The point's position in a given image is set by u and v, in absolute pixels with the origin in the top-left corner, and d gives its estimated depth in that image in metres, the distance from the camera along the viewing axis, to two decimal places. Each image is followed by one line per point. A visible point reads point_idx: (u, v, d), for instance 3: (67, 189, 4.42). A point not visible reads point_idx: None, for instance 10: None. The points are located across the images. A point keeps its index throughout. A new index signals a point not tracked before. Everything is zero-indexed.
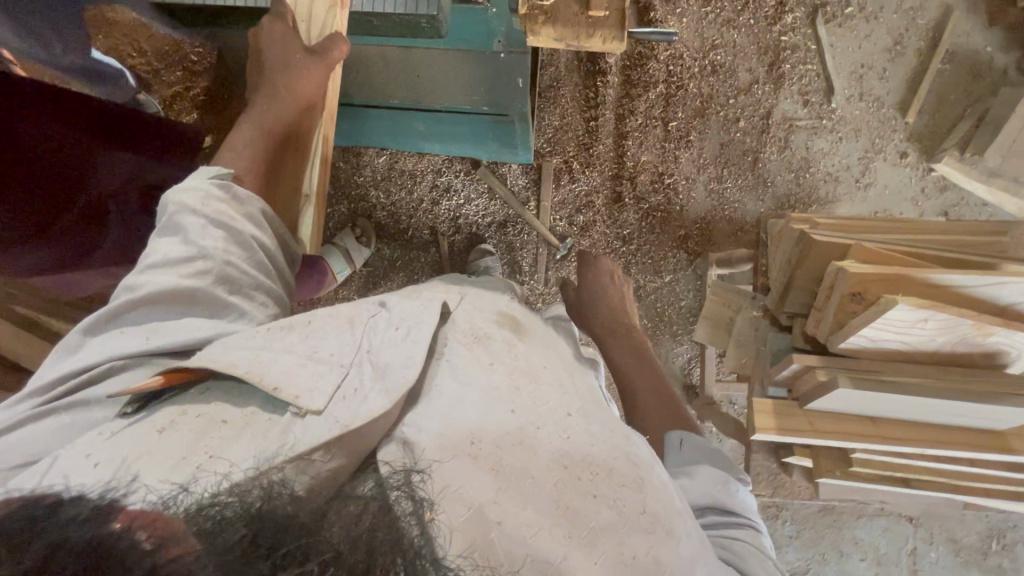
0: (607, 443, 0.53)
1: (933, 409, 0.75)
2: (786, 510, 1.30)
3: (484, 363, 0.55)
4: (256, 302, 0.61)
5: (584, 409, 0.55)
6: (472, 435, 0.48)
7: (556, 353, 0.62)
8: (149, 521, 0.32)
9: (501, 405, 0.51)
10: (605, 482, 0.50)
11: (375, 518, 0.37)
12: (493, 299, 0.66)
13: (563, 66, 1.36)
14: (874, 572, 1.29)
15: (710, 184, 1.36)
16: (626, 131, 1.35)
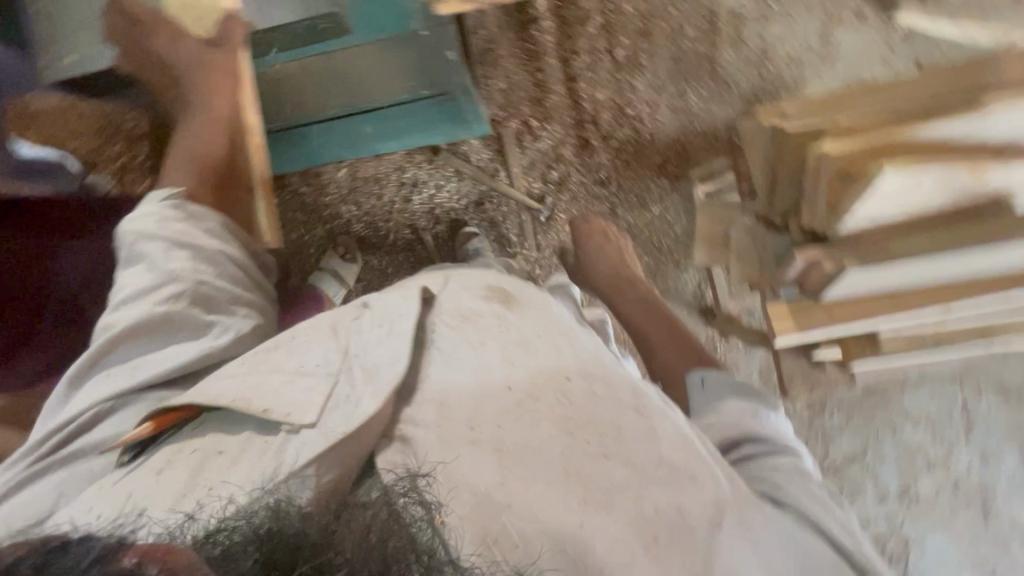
0: (612, 398, 0.53)
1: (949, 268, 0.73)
2: (829, 401, 1.30)
3: (473, 341, 0.55)
4: (237, 315, 0.67)
5: (583, 368, 0.55)
6: (469, 423, 0.49)
7: (552, 316, 0.60)
8: (155, 552, 0.34)
9: (496, 386, 0.51)
10: (614, 440, 0.50)
11: (385, 523, 0.39)
12: (476, 272, 0.65)
13: (494, 26, 1.30)
14: (930, 436, 1.29)
15: (675, 103, 1.31)
16: (575, 74, 1.31)
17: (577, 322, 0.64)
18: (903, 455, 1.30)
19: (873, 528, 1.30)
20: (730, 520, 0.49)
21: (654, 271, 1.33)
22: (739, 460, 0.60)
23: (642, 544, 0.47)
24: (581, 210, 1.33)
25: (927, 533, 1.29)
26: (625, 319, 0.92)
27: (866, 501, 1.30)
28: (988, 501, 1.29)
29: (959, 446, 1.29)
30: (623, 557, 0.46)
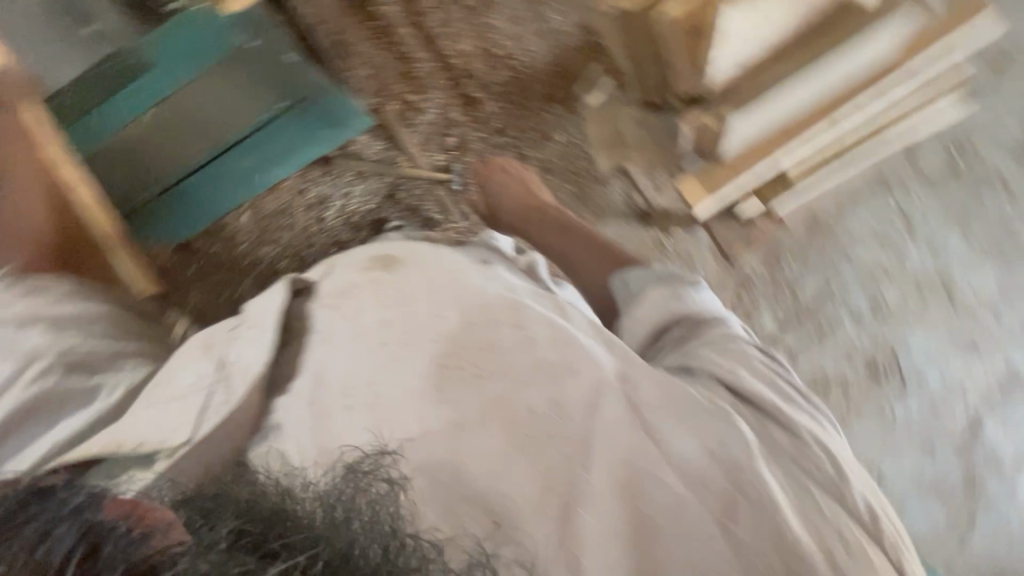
0: (481, 319, 0.55)
1: None
2: (782, 252, 1.37)
3: (345, 313, 0.56)
4: (121, 368, 0.71)
5: (451, 300, 0.56)
6: (356, 388, 0.51)
7: (441, 265, 0.60)
8: (134, 516, 0.39)
9: (371, 349, 0.53)
10: (486, 358, 0.52)
11: (356, 504, 0.42)
12: (357, 250, 0.65)
13: (337, 19, 1.28)
14: (880, 248, 1.38)
15: (539, 27, 1.30)
16: (432, 35, 1.28)
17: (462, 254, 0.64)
18: (865, 274, 1.38)
19: (861, 350, 1.37)
20: (596, 398, 0.51)
21: (580, 192, 1.32)
22: (661, 341, 0.67)
23: (512, 449, 0.49)
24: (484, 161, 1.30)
25: (912, 334, 1.37)
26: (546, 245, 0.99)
27: (844, 326, 1.37)
28: (948, 284, 1.37)
29: (910, 247, 1.38)
30: (492, 466, 0.48)
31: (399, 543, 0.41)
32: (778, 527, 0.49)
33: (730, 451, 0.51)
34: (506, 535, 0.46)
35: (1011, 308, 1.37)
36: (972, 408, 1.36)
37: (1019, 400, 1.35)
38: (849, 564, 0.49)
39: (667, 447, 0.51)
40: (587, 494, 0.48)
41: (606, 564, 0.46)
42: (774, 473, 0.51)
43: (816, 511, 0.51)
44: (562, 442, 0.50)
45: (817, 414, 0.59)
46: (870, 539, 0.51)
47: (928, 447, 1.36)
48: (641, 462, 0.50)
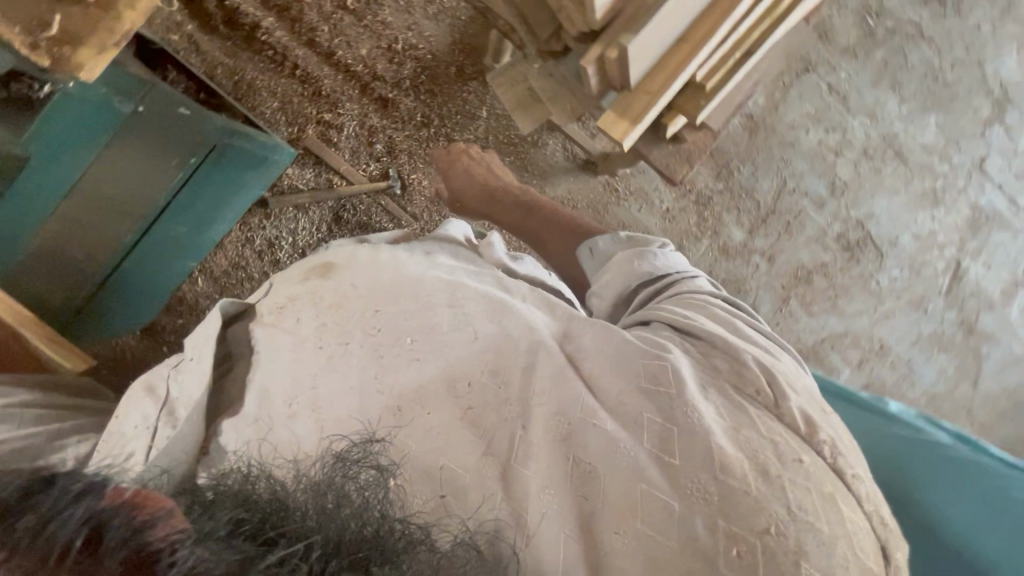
0: (422, 306, 0.58)
1: None
2: (731, 159, 1.41)
3: (287, 326, 0.58)
4: (70, 444, 0.62)
5: (392, 295, 0.58)
6: (311, 392, 0.53)
7: (375, 266, 0.61)
8: (133, 504, 0.37)
9: (317, 353, 0.55)
10: (423, 340, 0.56)
11: (347, 494, 0.43)
12: (292, 266, 0.65)
13: (225, 58, 1.21)
14: (821, 128, 1.43)
15: (428, 9, 1.26)
16: (328, 48, 1.24)
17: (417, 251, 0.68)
18: (814, 156, 1.43)
19: (831, 231, 1.45)
20: (531, 356, 0.55)
21: (523, 162, 1.36)
22: (632, 303, 0.71)
23: (460, 421, 0.52)
24: (424, 161, 1.33)
25: (873, 199, 1.46)
26: (509, 220, 1.00)
27: (811, 216, 1.45)
28: (895, 146, 1.45)
29: (848, 118, 1.43)
30: (440, 442, 0.51)
31: (388, 526, 0.42)
32: (706, 444, 0.50)
33: (656, 380, 0.53)
34: (453, 504, 0.49)
35: (949, 149, 1.47)
36: (942, 252, 1.49)
37: (972, 231, 1.49)
38: (781, 471, 0.49)
39: (601, 390, 0.54)
40: (525, 450, 0.51)
41: (543, 509, 0.49)
42: (700, 394, 0.53)
43: (749, 425, 0.51)
44: (504, 406, 0.53)
45: (766, 346, 0.59)
46: (807, 448, 0.51)
47: (917, 302, 1.50)
48: (574, 411, 0.52)
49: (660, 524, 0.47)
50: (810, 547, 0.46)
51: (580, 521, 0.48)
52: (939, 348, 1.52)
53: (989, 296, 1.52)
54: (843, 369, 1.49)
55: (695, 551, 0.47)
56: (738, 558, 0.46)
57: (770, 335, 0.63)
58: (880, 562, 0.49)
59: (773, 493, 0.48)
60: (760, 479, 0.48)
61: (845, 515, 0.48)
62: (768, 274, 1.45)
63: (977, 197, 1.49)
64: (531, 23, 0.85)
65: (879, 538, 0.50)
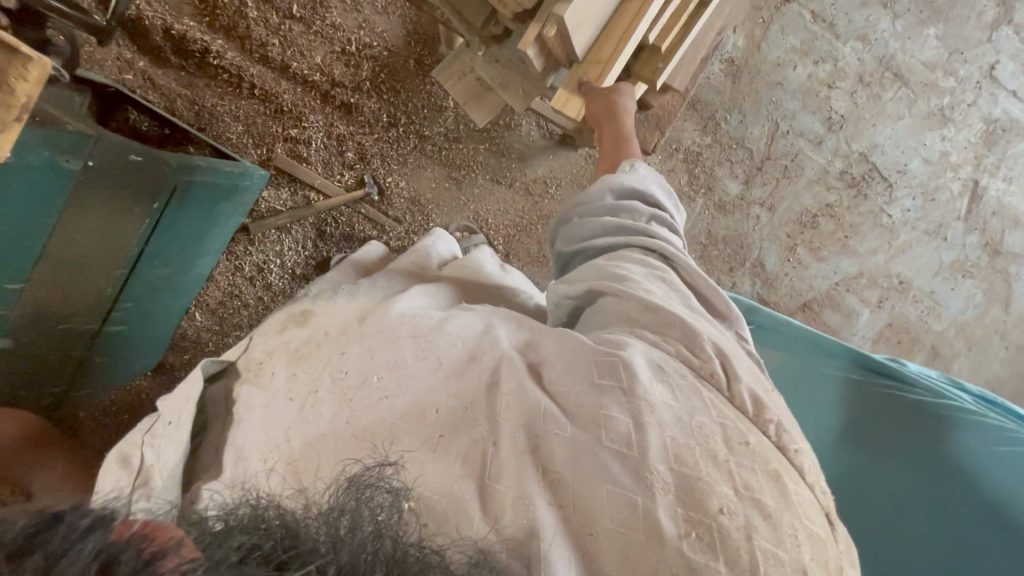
0: (387, 340, 0.56)
1: None
2: (717, 110, 1.33)
3: (266, 376, 0.56)
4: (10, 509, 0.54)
5: (358, 336, 0.57)
6: (286, 445, 0.49)
7: (343, 310, 0.64)
8: (143, 536, 0.32)
9: (288, 407, 0.52)
10: (390, 377, 0.52)
11: (364, 519, 0.40)
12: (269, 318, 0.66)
13: (181, 88, 1.18)
14: (809, 60, 1.33)
15: (376, 2, 1.23)
16: (281, 60, 1.20)
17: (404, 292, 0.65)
18: (805, 93, 1.35)
19: (833, 169, 1.38)
20: (495, 370, 0.53)
21: (499, 147, 1.33)
22: (618, 217, 0.69)
23: (435, 446, 0.49)
24: (398, 161, 1.29)
25: (875, 129, 1.37)
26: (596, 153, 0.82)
27: (810, 156, 1.37)
28: (893, 68, 1.35)
29: (839, 46, 1.33)
30: (420, 468, 0.48)
31: (404, 550, 0.39)
32: (660, 432, 0.48)
33: (609, 374, 0.51)
34: (451, 523, 0.45)
35: (952, 62, 1.36)
36: (958, 173, 1.40)
37: (982, 148, 1.40)
38: (729, 454, 0.48)
39: (562, 395, 0.51)
40: (502, 470, 0.47)
41: (554, 520, 0.45)
42: (651, 372, 0.52)
43: (702, 408, 0.50)
44: (470, 422, 0.50)
45: (713, 325, 0.59)
46: (755, 429, 0.51)
47: (935, 230, 1.42)
48: (541, 421, 0.49)
49: (626, 519, 0.45)
50: (759, 522, 0.45)
51: (563, 532, 0.45)
52: (963, 274, 1.44)
53: (1013, 212, 1.43)
54: (862, 310, 1.43)
55: (661, 545, 0.44)
56: (697, 540, 0.44)
57: (712, 303, 0.64)
58: (828, 529, 0.48)
59: (718, 472, 0.47)
60: (712, 461, 0.47)
61: (791, 491, 0.48)
62: (771, 224, 1.38)
63: (990, 108, 1.38)
64: (464, 14, 0.81)
65: (822, 505, 0.50)
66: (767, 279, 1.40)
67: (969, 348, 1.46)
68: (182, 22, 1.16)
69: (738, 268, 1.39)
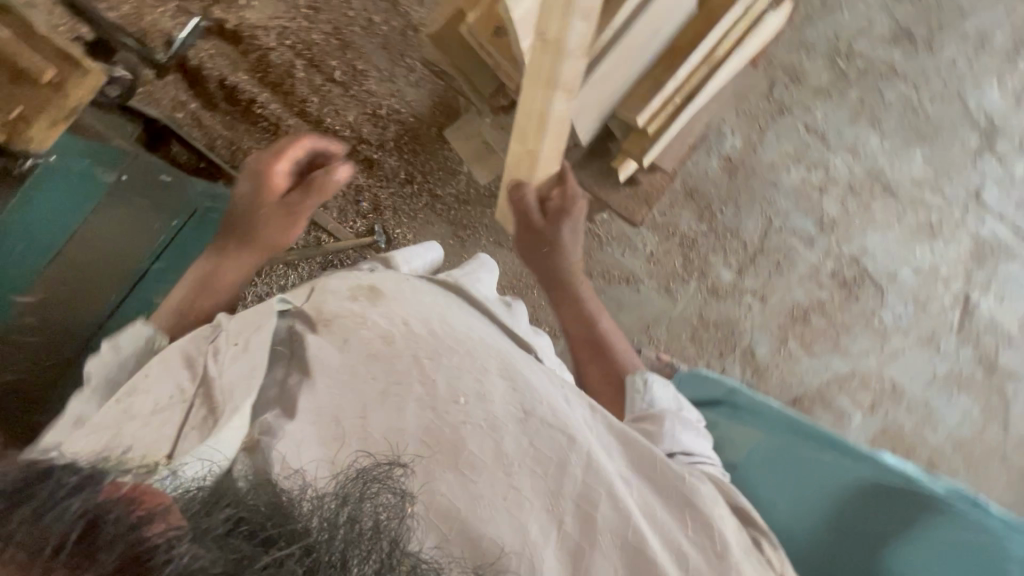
0: (476, 368, 0.60)
1: (635, 53, 0.82)
2: (712, 201, 1.41)
3: (341, 343, 0.60)
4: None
5: (441, 349, 0.60)
6: (359, 419, 0.56)
7: (419, 302, 0.65)
8: (131, 500, 0.36)
9: (372, 382, 0.58)
10: (475, 406, 0.58)
11: (364, 507, 0.42)
12: (336, 274, 0.68)
13: (223, 129, 1.32)
14: (802, 167, 1.43)
15: (410, 77, 1.34)
16: (317, 116, 1.33)
17: (471, 308, 0.70)
18: (798, 195, 1.43)
19: (825, 267, 1.42)
20: (588, 464, 0.57)
21: None
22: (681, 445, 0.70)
23: (504, 499, 0.54)
24: (408, 216, 1.38)
25: (863, 235, 1.43)
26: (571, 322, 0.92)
27: (802, 254, 1.42)
28: (881, 181, 1.43)
29: (829, 156, 1.43)
30: (469, 494, 0.54)
31: (399, 555, 0.40)
32: None
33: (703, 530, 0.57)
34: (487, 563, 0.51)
35: (936, 183, 1.44)
36: (947, 286, 1.43)
37: (968, 267, 1.44)
38: None
39: (653, 514, 0.57)
40: (581, 551, 0.54)
41: None
42: (732, 525, 0.59)
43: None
44: (558, 501, 0.55)
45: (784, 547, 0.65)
46: None
47: (927, 339, 1.43)
48: (625, 531, 0.55)
49: None
50: None
51: None
52: (958, 387, 1.42)
53: (1007, 330, 1.44)
54: (854, 413, 1.40)
55: None
56: None
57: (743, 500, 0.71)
58: None
59: None
60: None
61: None
62: (762, 314, 1.41)
63: (977, 228, 1.44)
64: (476, 87, 0.91)
65: None
66: (756, 369, 1.40)
67: (966, 465, 1.41)
68: (237, 76, 1.31)
69: (729, 355, 1.40)
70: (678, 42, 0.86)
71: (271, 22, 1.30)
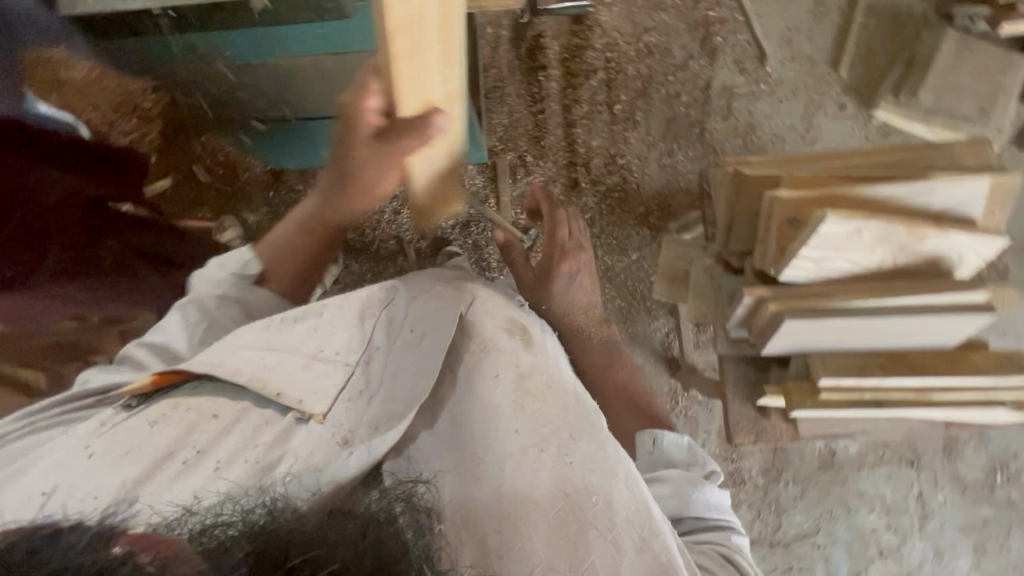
0: (607, 469, 0.64)
1: (878, 333, 0.75)
2: (786, 470, 1.33)
3: (493, 378, 0.70)
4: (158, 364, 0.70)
5: (579, 433, 0.67)
6: (496, 468, 0.63)
7: (556, 371, 0.75)
8: (147, 547, 0.37)
9: (515, 437, 0.65)
10: (601, 505, 0.62)
11: (390, 541, 0.44)
12: (494, 303, 0.79)
13: (505, 66, 1.38)
14: (884, 521, 1.31)
15: (662, 158, 1.38)
16: (574, 119, 1.38)
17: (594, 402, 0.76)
18: (857, 538, 1.32)
19: None
20: None
21: (626, 317, 1.36)
22: (697, 518, 0.72)
23: None
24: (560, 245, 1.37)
25: None
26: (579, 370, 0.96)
27: None
28: None
29: (913, 536, 1.31)
30: None
31: None
32: None
33: None
34: None
35: None
36: None
37: None
38: None
39: None
40: None
41: None
42: None
43: None
44: None
45: None
46: None
47: None
48: None
49: None
50: None
51: None
52: None
53: None
54: None
55: None
56: None
57: None
58: None
59: None
60: None
61: None
62: None
63: None
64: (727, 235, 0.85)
65: None
66: None
67: None
68: (552, 41, 1.38)
69: None
70: (905, 355, 0.79)
71: (609, 31, 1.39)
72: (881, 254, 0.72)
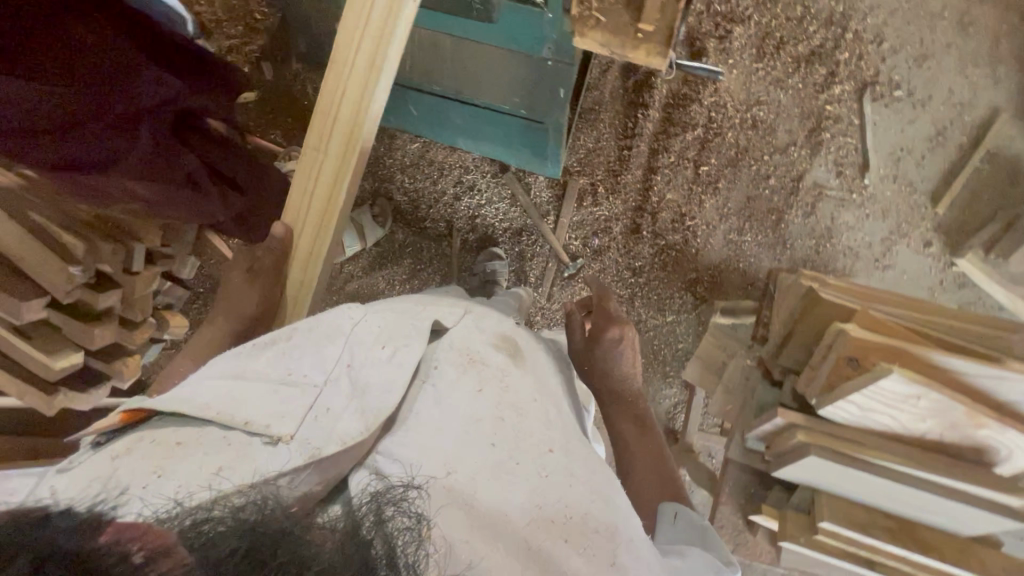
0: (589, 487, 0.58)
1: (901, 497, 0.72)
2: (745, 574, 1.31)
3: (474, 383, 0.60)
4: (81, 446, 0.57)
5: (563, 448, 0.60)
6: (468, 479, 0.53)
7: (541, 387, 0.68)
8: (137, 539, 0.35)
9: (490, 450, 0.56)
10: (579, 526, 0.55)
11: (372, 545, 0.41)
12: (490, 324, 0.71)
13: (608, 91, 1.36)
14: None
15: (730, 233, 1.35)
16: (656, 165, 1.35)
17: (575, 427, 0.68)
18: None
19: None
20: None
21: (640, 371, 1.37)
22: None
23: None
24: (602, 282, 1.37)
25: None
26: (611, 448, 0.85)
27: None
28: None
29: None
30: None
31: None
32: None
33: None
34: None
35: None
36: None
37: None
38: None
39: None
40: None
41: None
42: None
43: None
44: None
45: None
46: None
47: None
48: None
49: None
50: None
51: None
52: None
53: None
54: None
55: None
56: None
57: None
58: None
59: None
60: None
61: None
62: None
63: None
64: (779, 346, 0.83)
65: None
66: None
67: None
68: (661, 83, 1.35)
69: None
70: (916, 526, 0.76)
71: (723, 91, 1.35)
72: (929, 424, 0.68)
